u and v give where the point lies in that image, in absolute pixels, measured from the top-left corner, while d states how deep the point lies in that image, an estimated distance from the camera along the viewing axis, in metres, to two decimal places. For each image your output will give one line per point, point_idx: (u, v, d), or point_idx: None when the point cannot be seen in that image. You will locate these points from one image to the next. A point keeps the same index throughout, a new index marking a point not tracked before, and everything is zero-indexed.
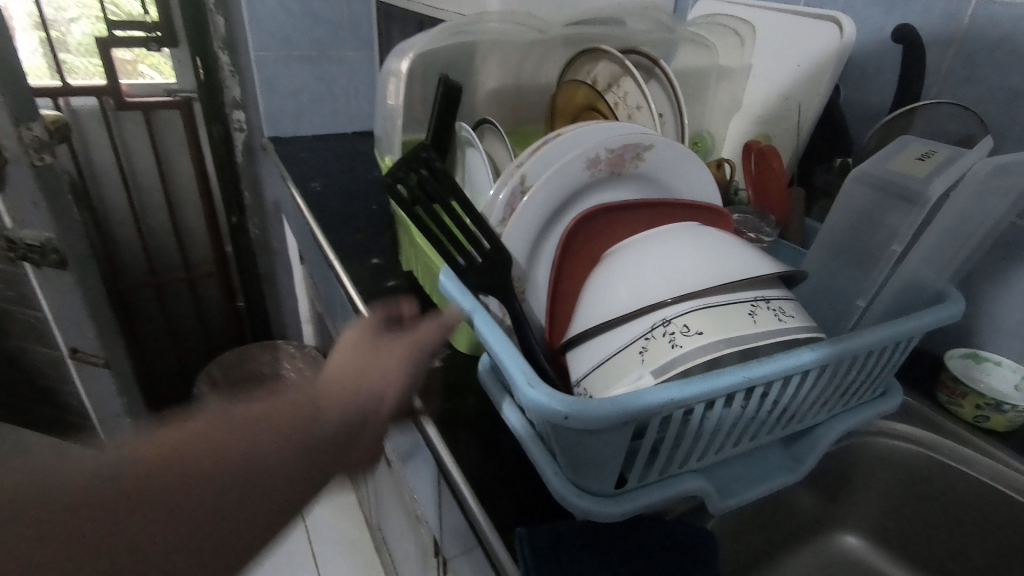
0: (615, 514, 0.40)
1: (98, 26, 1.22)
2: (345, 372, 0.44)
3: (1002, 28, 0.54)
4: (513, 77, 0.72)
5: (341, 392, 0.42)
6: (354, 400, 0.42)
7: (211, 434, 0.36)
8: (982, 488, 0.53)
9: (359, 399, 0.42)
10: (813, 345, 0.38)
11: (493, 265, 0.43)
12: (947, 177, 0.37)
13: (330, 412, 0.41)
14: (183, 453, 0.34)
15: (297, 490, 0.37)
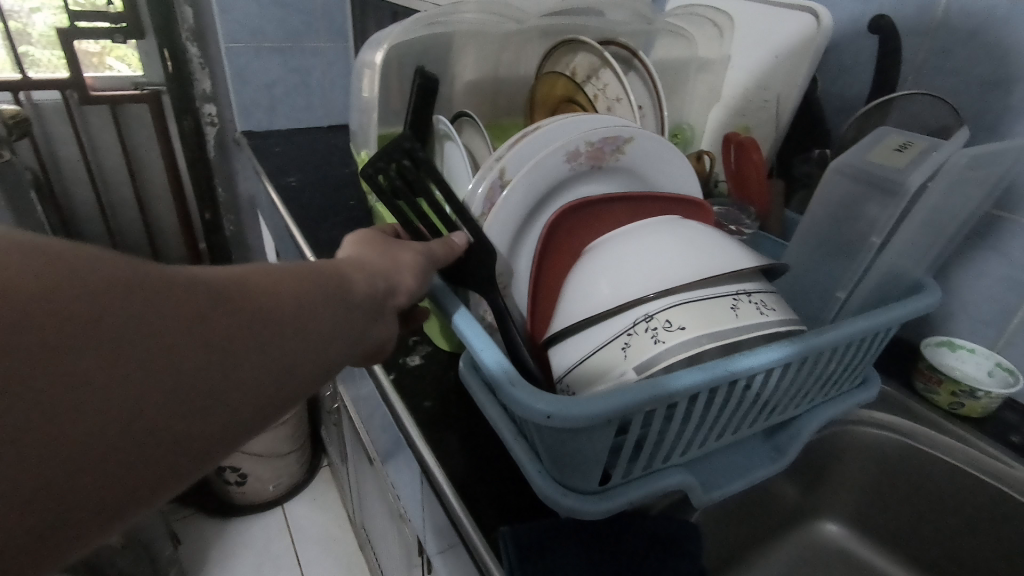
0: (601, 511, 0.40)
1: (60, 16, 1.17)
2: (366, 255, 0.37)
3: (975, 19, 0.55)
4: (491, 69, 0.71)
5: (364, 265, 0.36)
6: (379, 280, 0.36)
7: (248, 274, 0.28)
8: (957, 474, 0.54)
9: (385, 276, 0.36)
10: (793, 338, 0.38)
11: (470, 260, 0.42)
12: (925, 169, 0.37)
13: (360, 283, 0.34)
14: (231, 287, 0.27)
15: (330, 356, 0.30)
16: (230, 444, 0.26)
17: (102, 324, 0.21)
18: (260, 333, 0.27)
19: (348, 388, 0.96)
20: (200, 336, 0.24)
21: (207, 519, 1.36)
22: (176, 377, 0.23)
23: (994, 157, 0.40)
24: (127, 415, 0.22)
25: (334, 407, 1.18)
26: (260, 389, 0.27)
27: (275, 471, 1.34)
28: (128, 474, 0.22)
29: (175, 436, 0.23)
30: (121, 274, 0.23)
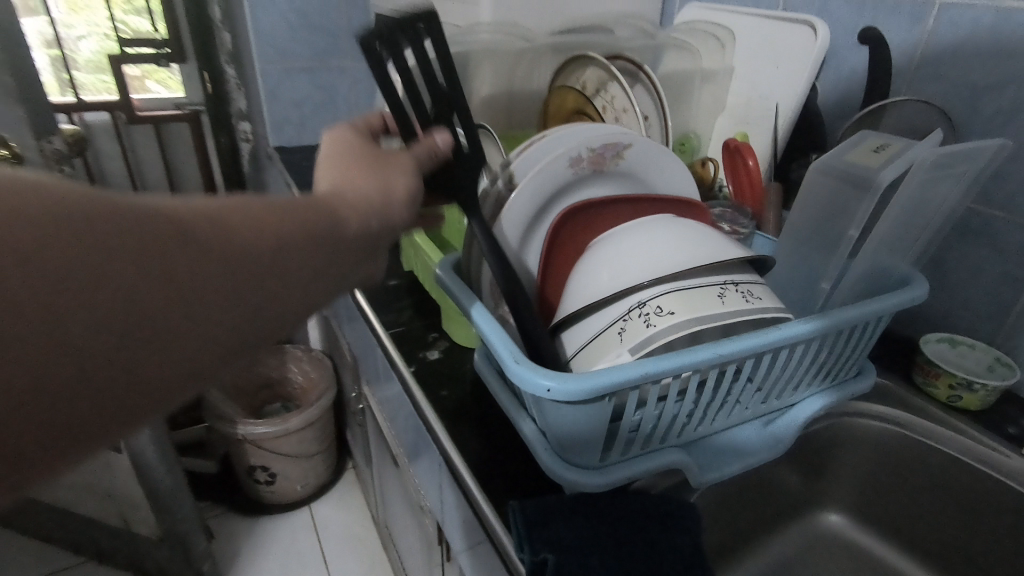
0: (601, 484, 0.44)
1: (106, 43, 1.27)
2: (360, 186, 0.38)
3: (963, 27, 0.58)
4: (506, 84, 0.76)
5: (357, 199, 0.36)
6: (374, 214, 0.37)
7: (229, 212, 0.29)
8: (955, 464, 0.56)
9: (379, 208, 0.37)
10: (778, 325, 0.42)
11: (452, 165, 0.45)
12: (895, 166, 0.40)
13: (351, 220, 0.35)
14: (207, 226, 0.27)
15: (317, 296, 0.32)
16: (211, 377, 0.28)
17: (73, 259, 0.22)
18: (236, 272, 0.28)
19: (373, 389, 1.01)
20: (169, 274, 0.25)
21: (238, 517, 1.41)
22: (145, 314, 0.24)
23: (968, 154, 0.43)
24: (99, 348, 0.23)
25: (359, 408, 1.23)
26: (235, 328, 0.28)
27: (303, 471, 1.39)
28: (114, 410, 0.25)
29: (149, 369, 0.25)
30: (88, 216, 0.23)
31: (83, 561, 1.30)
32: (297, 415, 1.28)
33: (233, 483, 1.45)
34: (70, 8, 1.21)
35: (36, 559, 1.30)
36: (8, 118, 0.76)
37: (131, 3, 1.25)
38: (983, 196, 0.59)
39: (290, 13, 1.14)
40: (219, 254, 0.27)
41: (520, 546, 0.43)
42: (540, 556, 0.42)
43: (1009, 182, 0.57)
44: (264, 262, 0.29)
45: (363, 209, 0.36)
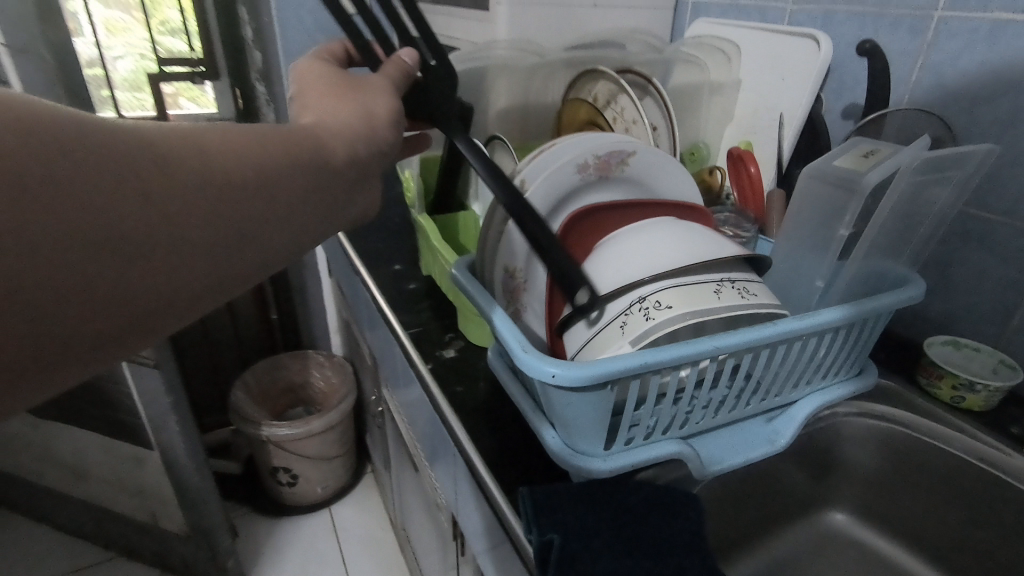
0: (605, 470, 0.46)
1: (142, 63, 1.33)
2: (343, 115, 0.41)
3: (961, 39, 0.60)
4: (521, 97, 0.79)
5: (343, 130, 0.40)
6: (360, 141, 0.40)
7: (219, 140, 0.32)
8: (958, 463, 0.57)
9: (365, 136, 0.41)
10: (773, 321, 0.44)
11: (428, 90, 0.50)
12: (881, 170, 0.42)
13: (335, 150, 0.38)
14: (198, 152, 0.30)
15: (305, 222, 0.36)
16: (212, 292, 0.32)
17: (82, 182, 0.25)
18: (229, 197, 0.31)
19: (394, 391, 1.05)
20: (169, 195, 0.28)
21: (262, 517, 1.45)
22: (150, 233, 0.28)
23: (957, 158, 0.45)
24: (111, 262, 0.27)
25: (378, 411, 1.26)
26: (232, 249, 0.32)
27: (324, 473, 1.43)
28: (134, 319, 0.29)
29: (157, 283, 0.29)
30: (103, 150, 0.26)
31: (114, 557, 1.35)
32: (318, 417, 1.31)
33: (256, 484, 1.49)
34: (109, 30, 1.26)
35: (71, 555, 1.36)
36: None
37: (166, 24, 1.31)
38: (984, 201, 0.61)
39: None
40: (214, 183, 0.30)
41: (529, 528, 0.46)
42: (546, 537, 0.44)
43: (1008, 188, 0.59)
44: (254, 190, 0.33)
45: (345, 141, 0.40)
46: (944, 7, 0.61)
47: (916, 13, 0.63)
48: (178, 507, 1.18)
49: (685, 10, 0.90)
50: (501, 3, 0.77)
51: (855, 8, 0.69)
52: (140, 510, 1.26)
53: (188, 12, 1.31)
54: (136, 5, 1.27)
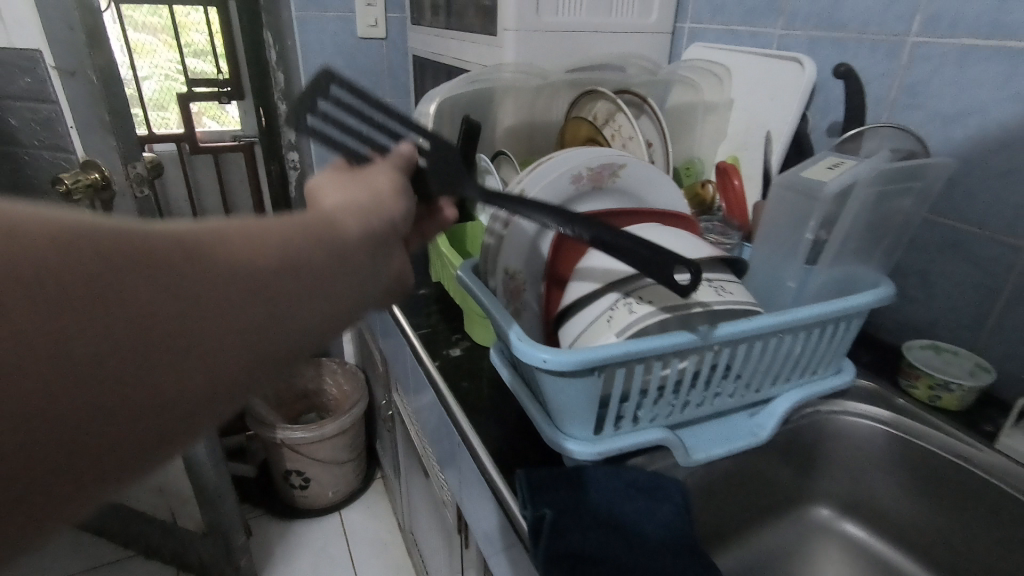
0: (592, 453, 0.51)
1: (168, 82, 1.43)
2: (353, 196, 0.38)
3: (933, 62, 0.64)
4: (526, 116, 0.85)
5: (355, 207, 0.37)
6: (372, 216, 0.37)
7: (235, 226, 0.29)
8: (934, 458, 0.61)
9: (378, 212, 0.38)
10: (747, 317, 0.49)
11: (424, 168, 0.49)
12: (842, 180, 0.47)
13: (354, 226, 0.35)
14: (212, 240, 0.27)
15: (336, 303, 0.32)
16: (233, 394, 0.27)
17: (74, 282, 0.22)
18: (246, 282, 0.27)
19: (405, 395, 1.09)
20: (177, 287, 0.25)
21: (274, 519, 1.49)
22: (156, 330, 0.24)
23: (916, 170, 0.50)
24: (105, 370, 0.23)
25: (388, 415, 1.30)
26: (253, 341, 0.28)
27: (335, 478, 1.47)
28: (138, 432, 0.25)
29: (163, 388, 0.25)
30: (100, 243, 0.23)
31: (133, 555, 1.40)
32: (331, 421, 1.37)
33: (269, 487, 1.54)
34: (136, 52, 1.38)
35: (92, 551, 1.41)
36: (101, 147, 0.88)
37: (191, 46, 1.41)
38: (958, 212, 0.65)
39: (337, 55, 1.27)
40: (230, 275, 0.27)
41: (524, 504, 0.50)
42: (539, 512, 0.48)
43: (979, 200, 0.63)
44: (277, 277, 0.29)
45: (366, 217, 0.36)
46: (917, 33, 0.65)
47: (892, 38, 0.68)
48: (195, 504, 1.23)
49: (682, 35, 0.96)
50: (507, 30, 0.83)
51: (837, 34, 0.74)
52: (160, 508, 1.31)
53: (215, 36, 1.41)
54: (164, 29, 1.37)
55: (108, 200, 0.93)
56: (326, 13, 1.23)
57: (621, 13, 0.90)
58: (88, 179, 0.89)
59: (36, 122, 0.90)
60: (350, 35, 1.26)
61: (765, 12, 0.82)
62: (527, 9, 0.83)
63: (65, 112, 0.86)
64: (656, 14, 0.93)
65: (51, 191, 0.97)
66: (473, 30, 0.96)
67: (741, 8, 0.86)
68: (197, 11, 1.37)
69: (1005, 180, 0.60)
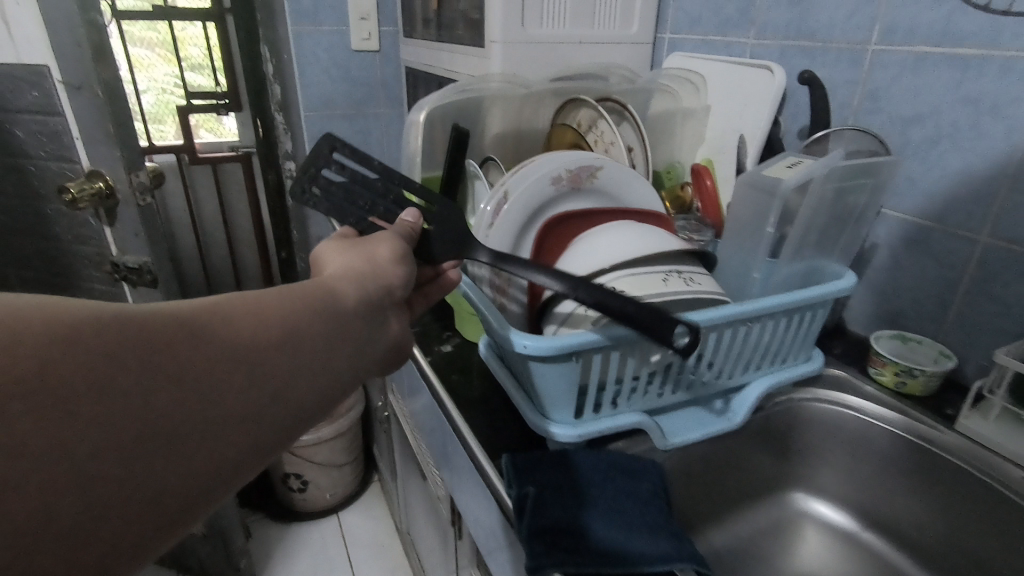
0: (574, 435, 0.54)
1: (164, 96, 1.47)
2: (349, 262, 0.40)
3: (892, 69, 0.69)
4: (514, 124, 0.89)
5: (352, 272, 0.39)
6: (369, 282, 0.39)
7: (233, 307, 0.31)
8: (901, 441, 0.64)
9: (375, 275, 0.40)
10: (715, 304, 0.53)
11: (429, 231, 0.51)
12: (797, 177, 0.51)
13: (349, 293, 0.38)
14: (213, 325, 0.30)
15: (328, 372, 0.35)
16: (230, 472, 0.30)
17: (88, 382, 0.24)
18: (241, 361, 0.30)
19: (401, 396, 1.12)
20: (179, 379, 0.28)
21: (273, 522, 1.52)
22: (161, 420, 0.27)
23: (867, 168, 0.54)
24: (118, 464, 0.25)
25: (384, 417, 1.33)
26: (245, 418, 0.30)
27: (332, 480, 1.49)
28: (143, 515, 0.27)
29: (169, 475, 0.27)
30: (106, 338, 0.25)
31: None
32: (328, 425, 1.39)
33: (268, 491, 1.56)
34: (135, 66, 1.41)
35: None
36: (106, 156, 0.92)
37: (189, 60, 1.45)
38: (920, 209, 0.69)
39: (333, 68, 1.31)
40: (225, 360, 0.29)
41: (510, 484, 0.53)
42: (523, 489, 0.51)
43: (937, 197, 0.67)
44: (267, 358, 0.31)
45: (359, 283, 0.39)
46: (877, 42, 0.70)
47: (854, 47, 0.72)
48: None
49: (663, 45, 1.00)
50: (494, 42, 0.87)
51: (804, 43, 0.78)
52: None
53: (213, 50, 1.46)
54: (162, 44, 1.41)
55: (112, 208, 0.96)
56: (321, 27, 1.27)
57: (603, 25, 0.94)
58: (93, 187, 0.93)
59: (43, 134, 0.94)
60: (345, 48, 1.31)
61: (738, 23, 0.87)
62: (513, 22, 0.87)
63: (71, 124, 0.90)
64: (637, 26, 0.97)
65: (57, 200, 1.01)
66: (462, 42, 1.00)
67: (715, 19, 0.90)
68: (195, 26, 1.42)
69: (959, 178, 0.64)
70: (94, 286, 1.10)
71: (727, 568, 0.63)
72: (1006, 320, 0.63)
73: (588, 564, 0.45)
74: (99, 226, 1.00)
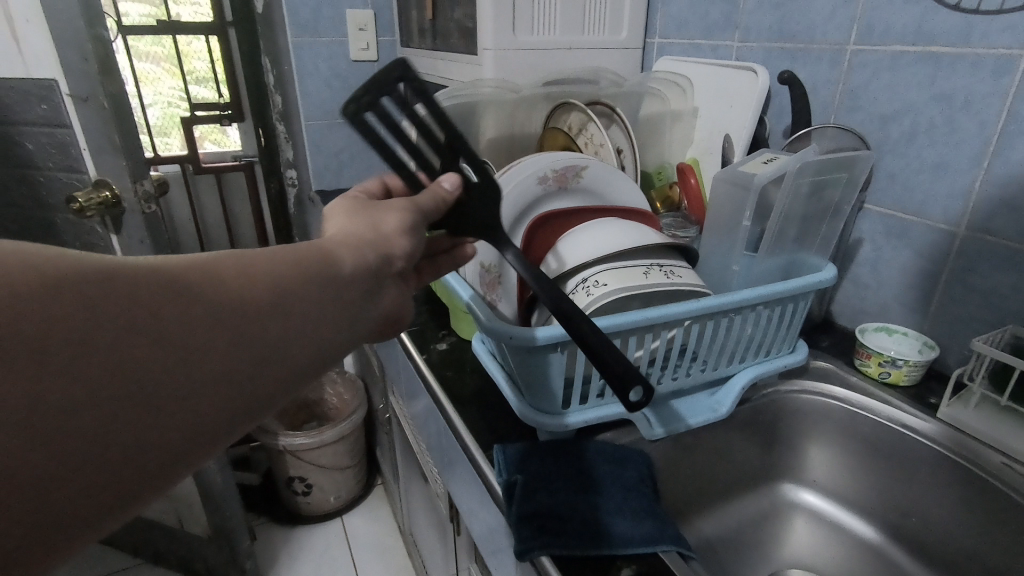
0: (560, 424, 0.56)
1: (169, 109, 1.50)
2: (352, 227, 0.40)
3: (871, 68, 0.71)
4: (507, 128, 0.91)
5: (352, 239, 0.39)
6: (370, 248, 0.39)
7: (230, 267, 0.31)
8: (884, 429, 0.66)
9: (374, 243, 0.40)
10: (696, 296, 0.55)
11: (466, 202, 0.49)
12: (769, 172, 0.53)
13: (347, 260, 0.38)
14: (201, 285, 0.29)
15: (321, 338, 0.35)
16: (217, 437, 0.30)
17: (60, 342, 0.24)
18: (235, 323, 0.30)
19: (401, 398, 1.14)
20: (162, 340, 0.27)
21: (278, 526, 1.54)
22: (142, 383, 0.26)
23: (842, 162, 0.56)
24: (96, 424, 0.25)
25: (386, 418, 1.35)
26: (238, 379, 0.30)
27: (336, 483, 1.51)
28: (131, 473, 0.27)
29: (150, 436, 0.27)
30: (94, 294, 0.25)
31: (141, 562, 1.45)
32: (331, 428, 1.41)
33: (273, 495, 1.58)
34: (141, 81, 1.45)
35: (101, 559, 1.46)
36: (112, 166, 0.95)
37: (193, 74, 1.48)
38: (901, 203, 0.70)
39: (333, 79, 1.35)
40: (216, 319, 0.29)
41: (500, 474, 0.55)
42: (511, 477, 0.53)
43: (917, 191, 0.68)
44: (260, 319, 0.31)
45: (357, 250, 0.39)
46: (856, 42, 0.71)
47: (834, 47, 0.74)
48: (201, 509, 1.28)
49: (653, 49, 1.03)
50: (487, 49, 0.90)
51: (786, 45, 0.80)
52: (167, 514, 1.36)
53: (216, 63, 1.48)
54: (166, 58, 1.45)
55: (118, 216, 0.99)
56: (320, 38, 1.30)
57: (592, 31, 0.97)
58: (100, 197, 0.95)
59: (52, 146, 0.97)
60: (344, 59, 1.34)
61: (723, 27, 0.89)
62: (504, 30, 0.90)
63: (78, 136, 0.93)
64: (626, 31, 1.00)
65: (65, 209, 1.04)
66: (456, 50, 1.03)
67: (702, 24, 0.93)
68: (199, 40, 1.45)
69: (935, 173, 0.66)
70: None
71: (717, 555, 0.64)
72: (985, 309, 0.65)
73: (572, 546, 0.47)
74: (105, 234, 1.03)
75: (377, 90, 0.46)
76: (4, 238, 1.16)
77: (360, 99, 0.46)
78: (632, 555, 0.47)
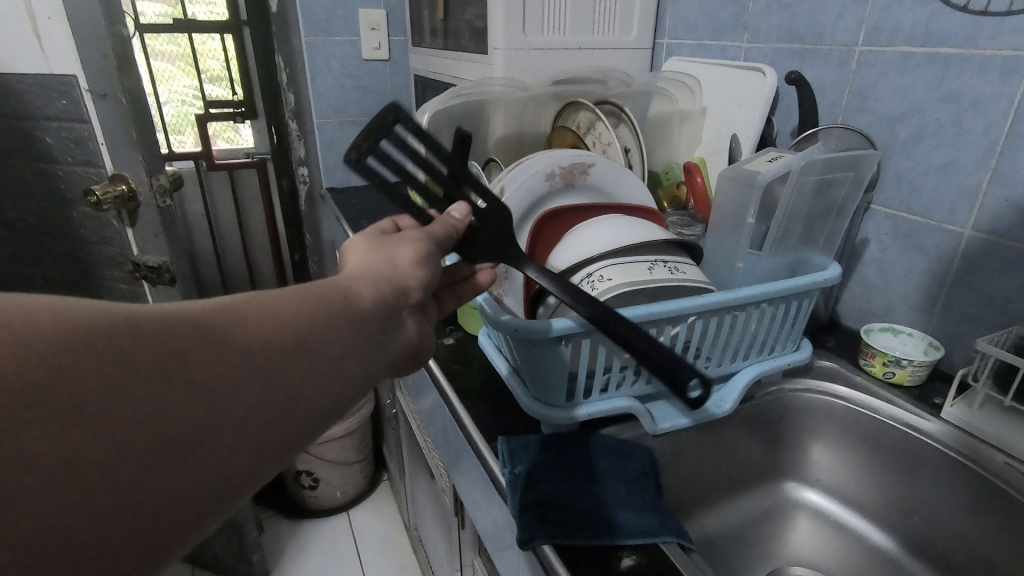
0: (565, 418, 0.56)
1: (184, 107, 1.53)
2: (370, 263, 0.40)
3: (879, 69, 0.71)
4: (516, 127, 0.92)
5: (370, 274, 0.39)
6: (383, 282, 0.39)
7: (253, 310, 0.31)
8: (887, 428, 0.66)
9: (390, 277, 0.40)
10: (700, 292, 0.56)
11: (479, 227, 0.50)
12: (774, 171, 0.54)
13: (366, 297, 0.37)
14: (225, 330, 0.29)
15: (344, 376, 0.34)
16: (244, 482, 0.30)
17: (83, 396, 0.24)
18: (258, 366, 0.30)
19: (409, 396, 1.14)
20: (188, 387, 0.27)
21: (285, 519, 1.56)
22: (165, 431, 0.26)
23: (846, 162, 0.57)
24: (121, 477, 0.25)
25: (392, 414, 1.37)
26: (262, 423, 0.30)
27: (343, 478, 1.53)
28: (159, 524, 0.27)
29: (175, 485, 0.27)
30: (120, 345, 0.25)
31: None
32: (339, 423, 1.42)
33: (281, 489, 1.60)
34: (157, 79, 1.48)
35: None
36: (128, 161, 0.97)
37: (208, 72, 1.51)
38: (908, 204, 0.70)
39: (344, 77, 1.36)
40: (241, 365, 0.29)
41: (505, 465, 0.56)
42: (516, 468, 0.54)
43: (924, 192, 0.68)
44: (284, 363, 0.31)
45: (376, 286, 0.39)
46: (864, 43, 0.72)
47: (843, 48, 0.74)
48: None
49: (662, 49, 1.03)
50: (497, 49, 0.91)
51: (795, 45, 0.81)
52: None
53: (230, 62, 1.51)
54: (181, 57, 1.48)
55: (133, 209, 1.01)
56: (334, 38, 1.32)
57: (601, 32, 0.97)
58: (116, 190, 0.98)
59: (70, 140, 0.99)
60: (356, 58, 1.36)
61: (732, 28, 0.90)
62: (514, 29, 0.91)
63: (96, 131, 0.95)
64: (635, 32, 1.00)
65: (82, 203, 1.06)
66: (466, 49, 1.04)
67: (711, 24, 0.93)
68: (214, 39, 1.48)
69: (943, 174, 0.66)
70: (117, 285, 1.16)
71: (719, 552, 0.64)
72: (990, 310, 0.65)
73: (575, 536, 0.48)
74: (120, 227, 1.05)
75: (375, 136, 0.48)
76: (22, 230, 1.19)
77: (360, 146, 0.47)
78: (633, 544, 0.48)
